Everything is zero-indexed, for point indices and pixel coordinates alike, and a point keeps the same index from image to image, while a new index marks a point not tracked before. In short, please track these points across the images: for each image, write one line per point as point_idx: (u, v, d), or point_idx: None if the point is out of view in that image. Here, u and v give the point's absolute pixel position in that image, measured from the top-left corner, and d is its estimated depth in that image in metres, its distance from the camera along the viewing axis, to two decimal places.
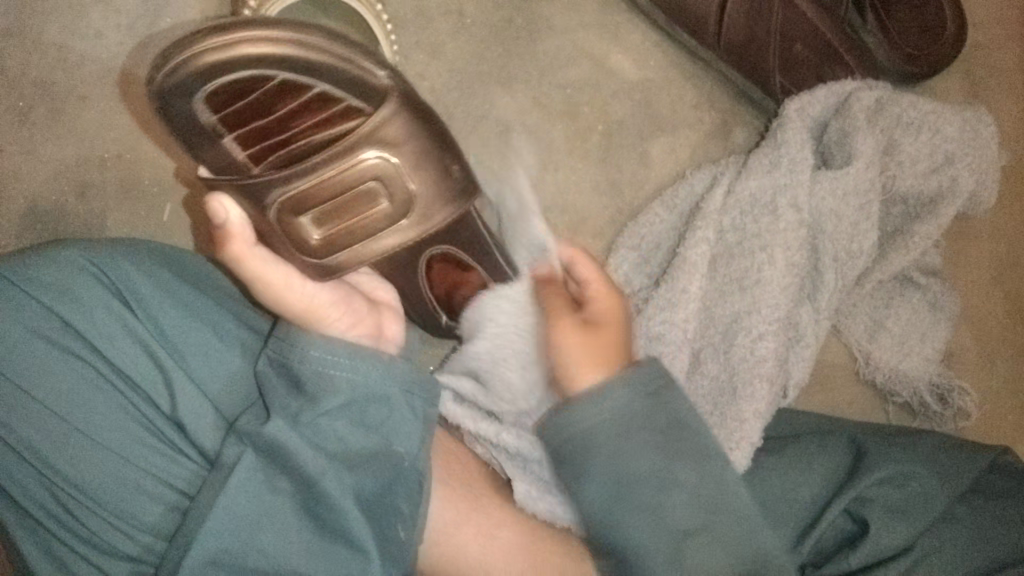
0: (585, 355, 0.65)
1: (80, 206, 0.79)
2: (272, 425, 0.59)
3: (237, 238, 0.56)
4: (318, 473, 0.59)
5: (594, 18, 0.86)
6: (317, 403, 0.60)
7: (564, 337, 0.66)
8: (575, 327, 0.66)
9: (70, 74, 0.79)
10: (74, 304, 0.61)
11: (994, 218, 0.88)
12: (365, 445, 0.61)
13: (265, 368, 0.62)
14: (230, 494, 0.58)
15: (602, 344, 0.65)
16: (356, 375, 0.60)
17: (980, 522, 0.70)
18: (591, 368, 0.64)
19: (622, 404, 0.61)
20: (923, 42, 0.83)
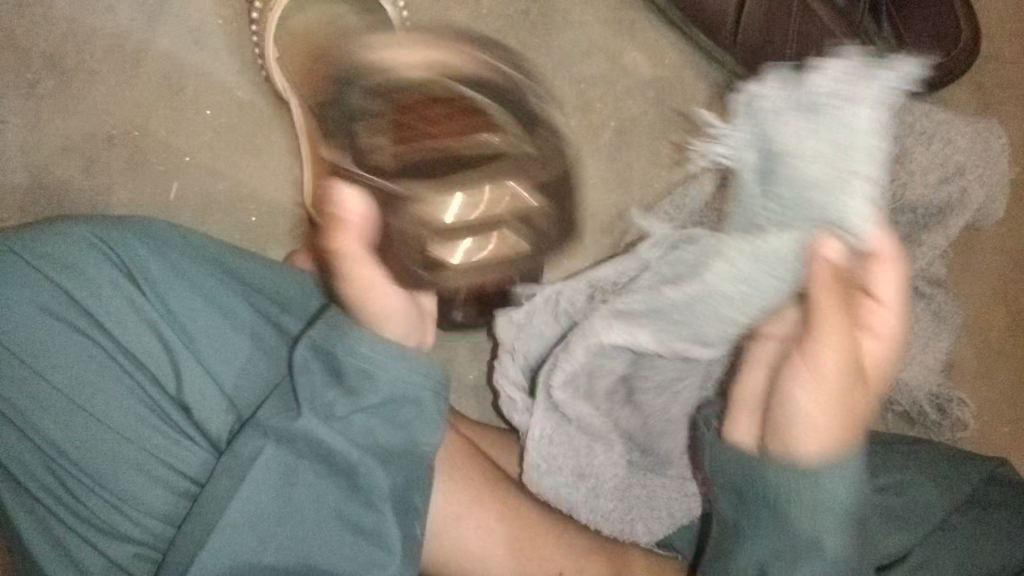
0: (834, 416, 0.54)
1: (86, 180, 0.78)
2: (304, 419, 0.56)
3: (349, 233, 0.57)
4: (345, 469, 0.57)
5: (611, 13, 0.86)
6: (355, 398, 0.57)
7: (835, 373, 0.53)
8: (848, 372, 0.54)
9: (80, 48, 0.78)
10: (84, 283, 0.61)
11: (1001, 229, 0.88)
12: (393, 442, 0.58)
13: (304, 354, 0.58)
14: (248, 486, 0.55)
15: (858, 410, 0.55)
16: (398, 374, 0.57)
17: (979, 530, 0.69)
18: (830, 441, 0.54)
19: (853, 488, 0.54)
20: (936, 49, 0.83)
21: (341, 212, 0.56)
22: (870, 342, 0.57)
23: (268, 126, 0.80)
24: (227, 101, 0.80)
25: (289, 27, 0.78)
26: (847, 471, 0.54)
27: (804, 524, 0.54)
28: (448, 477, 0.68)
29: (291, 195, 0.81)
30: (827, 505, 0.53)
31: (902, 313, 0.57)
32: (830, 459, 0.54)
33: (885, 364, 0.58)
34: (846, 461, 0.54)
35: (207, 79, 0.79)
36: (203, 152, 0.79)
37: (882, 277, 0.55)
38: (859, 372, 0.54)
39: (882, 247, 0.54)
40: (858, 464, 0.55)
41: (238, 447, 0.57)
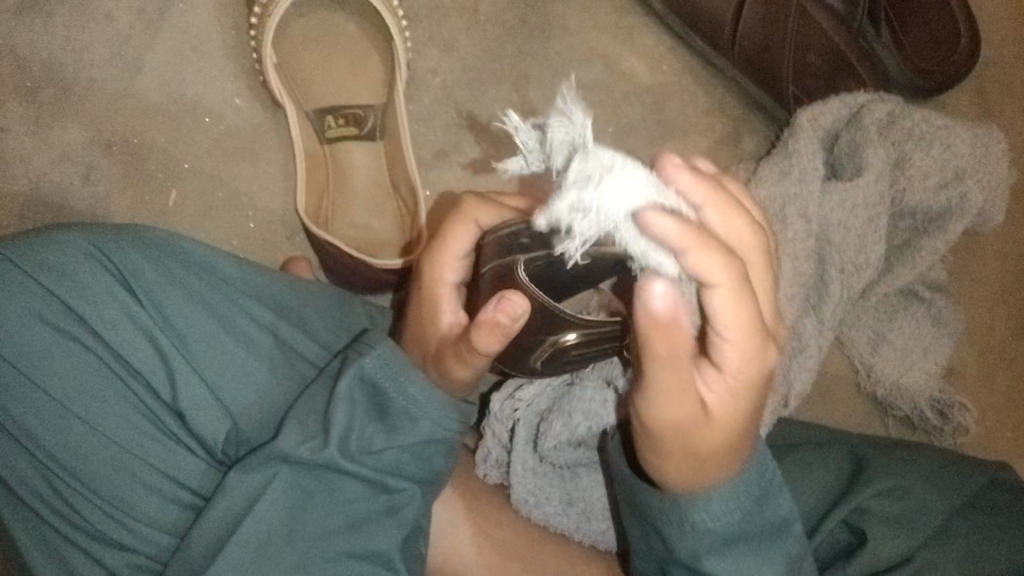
0: (686, 461, 0.50)
1: (85, 188, 0.78)
2: (333, 449, 0.54)
3: (502, 335, 0.51)
4: (361, 500, 0.55)
5: (609, 20, 0.86)
6: (393, 433, 0.56)
7: (663, 421, 0.49)
8: (675, 415, 0.48)
9: (79, 57, 0.79)
10: (79, 290, 0.60)
11: (998, 234, 0.89)
12: (415, 474, 0.57)
13: (349, 384, 0.55)
14: (260, 509, 0.53)
15: (718, 444, 0.49)
16: (438, 417, 0.56)
17: (978, 536, 0.69)
18: (686, 476, 0.51)
19: (729, 515, 0.51)
20: (936, 54, 0.82)
21: (499, 324, 0.51)
22: (708, 387, 0.48)
23: (266, 133, 0.81)
24: (227, 109, 0.80)
25: (288, 36, 0.78)
26: (722, 496, 0.51)
27: (679, 549, 0.52)
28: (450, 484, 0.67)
29: (289, 202, 0.81)
30: (704, 527, 0.51)
31: (749, 336, 0.45)
32: (687, 488, 0.51)
33: (754, 393, 0.48)
34: (713, 490, 0.51)
35: (206, 87, 0.80)
36: (202, 159, 0.79)
37: (713, 300, 0.44)
38: (690, 415, 0.48)
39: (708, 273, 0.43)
40: (731, 488, 0.51)
41: (253, 467, 0.54)
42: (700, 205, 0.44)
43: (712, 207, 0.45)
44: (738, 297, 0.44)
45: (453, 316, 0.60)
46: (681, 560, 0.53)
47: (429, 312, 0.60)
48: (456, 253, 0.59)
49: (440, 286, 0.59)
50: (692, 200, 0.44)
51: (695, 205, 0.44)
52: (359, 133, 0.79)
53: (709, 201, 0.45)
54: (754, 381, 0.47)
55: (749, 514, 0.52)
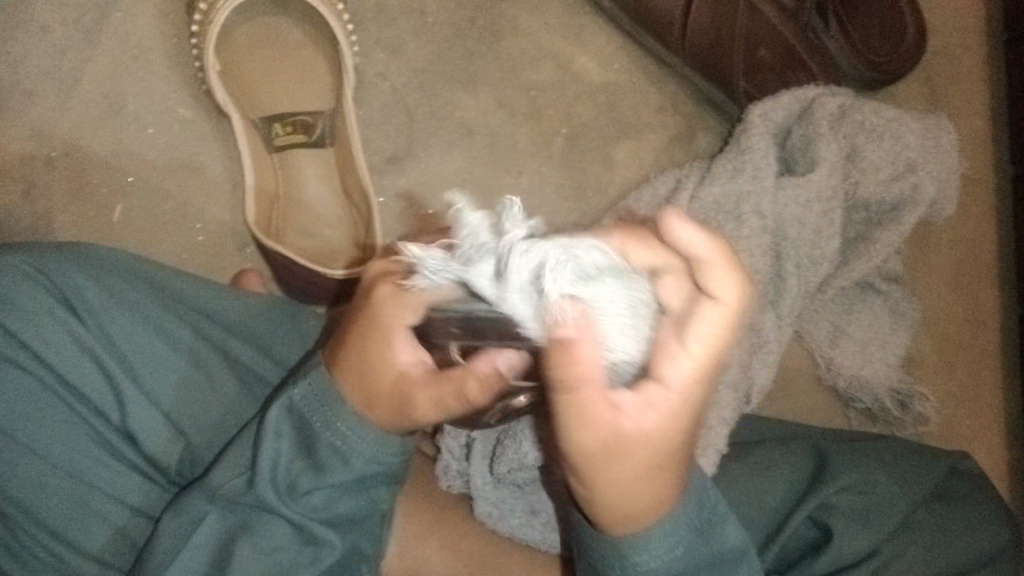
0: (626, 492, 0.44)
1: (25, 206, 0.75)
2: (261, 486, 0.52)
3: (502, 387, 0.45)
4: (293, 541, 0.53)
5: (559, 20, 0.86)
6: (323, 469, 0.52)
7: (579, 450, 0.42)
8: (595, 445, 0.41)
9: (15, 71, 0.76)
10: (19, 312, 0.58)
11: (951, 224, 0.89)
12: (352, 508, 0.54)
13: (277, 416, 0.52)
14: (189, 553, 0.52)
15: (653, 471, 0.43)
16: (372, 453, 0.52)
17: (940, 527, 0.69)
18: (630, 519, 0.46)
19: (670, 553, 0.47)
20: (883, 48, 0.83)
21: (495, 377, 0.45)
22: (637, 412, 0.40)
23: (211, 143, 0.78)
24: (170, 120, 0.78)
25: (232, 42, 0.77)
26: (664, 531, 0.46)
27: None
28: (411, 498, 0.66)
29: (236, 213, 0.78)
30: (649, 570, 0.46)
31: (705, 364, 0.40)
32: (633, 529, 0.46)
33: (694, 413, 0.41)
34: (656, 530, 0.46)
35: (148, 98, 0.78)
36: (146, 172, 0.77)
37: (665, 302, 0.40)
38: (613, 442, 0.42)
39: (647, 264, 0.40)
40: (674, 521, 0.46)
41: (180, 507, 0.53)
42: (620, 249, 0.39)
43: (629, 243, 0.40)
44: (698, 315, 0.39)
45: (412, 354, 0.49)
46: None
47: (378, 353, 0.50)
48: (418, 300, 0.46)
49: (394, 323, 0.48)
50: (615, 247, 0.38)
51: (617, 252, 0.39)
52: (309, 140, 0.78)
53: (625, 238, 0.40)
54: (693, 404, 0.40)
55: (695, 552, 0.48)
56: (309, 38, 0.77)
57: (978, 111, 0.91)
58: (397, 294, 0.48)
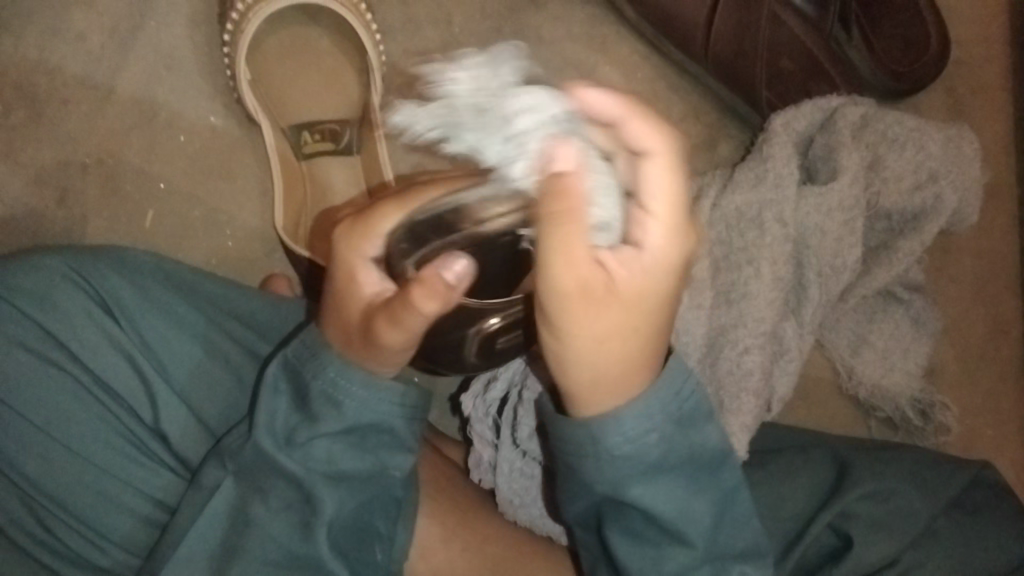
0: (598, 355, 0.47)
1: (60, 211, 0.77)
2: (258, 438, 0.54)
3: (441, 295, 0.46)
4: (301, 502, 0.54)
5: (584, 30, 0.87)
6: (314, 422, 0.53)
7: (555, 296, 0.44)
8: (573, 289, 0.43)
9: (51, 78, 0.78)
10: (58, 314, 0.60)
11: (975, 234, 0.89)
12: (358, 467, 0.55)
13: (274, 372, 0.55)
14: (205, 520, 0.54)
15: (626, 330, 0.46)
16: (365, 403, 0.53)
17: (962, 537, 0.70)
18: (601, 396, 0.49)
19: (645, 437, 0.50)
20: (907, 58, 0.84)
21: (438, 284, 0.46)
22: (612, 260, 0.44)
23: (241, 151, 0.80)
24: (201, 127, 0.80)
25: (263, 52, 0.78)
26: (636, 412, 0.49)
27: (598, 481, 0.51)
28: (434, 498, 0.67)
29: (265, 219, 0.80)
30: (625, 457, 0.50)
31: (673, 225, 0.44)
32: (597, 405, 0.49)
33: (669, 272, 0.45)
34: (626, 407, 0.49)
35: (180, 106, 0.79)
36: (178, 178, 0.79)
37: (648, 170, 0.43)
38: (593, 290, 0.44)
39: (640, 140, 0.42)
40: (646, 402, 0.49)
41: (200, 480, 0.56)
42: (619, 117, 0.42)
43: (637, 119, 0.42)
44: (673, 177, 0.43)
45: (377, 285, 0.51)
46: (604, 494, 0.51)
47: (346, 286, 0.51)
48: (380, 230, 0.50)
49: (356, 259, 0.51)
50: (610, 109, 0.42)
51: (616, 116, 0.42)
52: (336, 148, 0.79)
53: (634, 113, 0.42)
54: (669, 261, 0.45)
55: (671, 439, 0.51)
56: (338, 47, 0.79)
57: (1001, 122, 0.91)
58: (358, 228, 0.51)
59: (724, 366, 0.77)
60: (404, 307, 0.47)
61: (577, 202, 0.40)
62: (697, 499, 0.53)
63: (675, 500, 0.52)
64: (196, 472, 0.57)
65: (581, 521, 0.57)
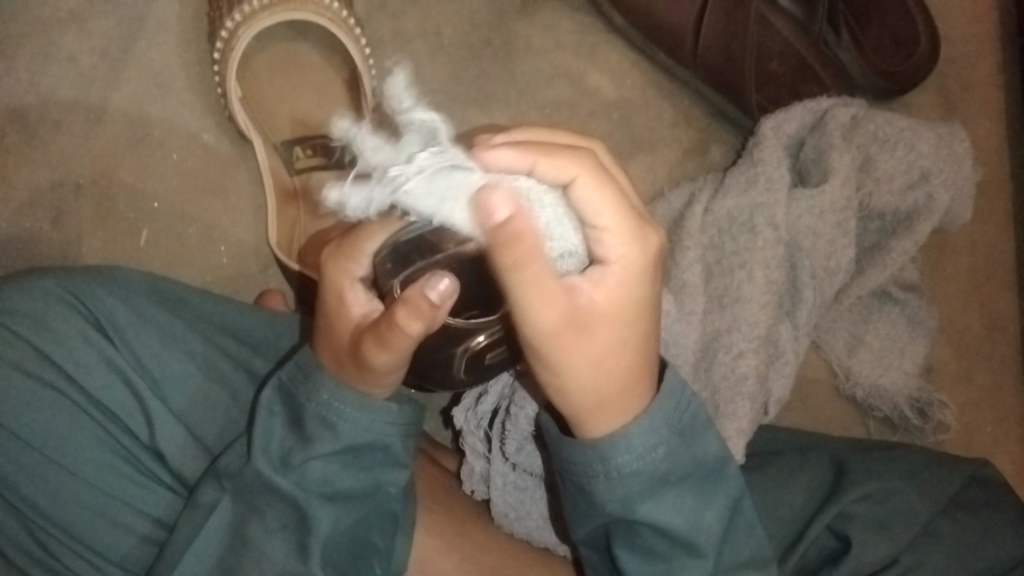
0: (596, 378, 0.49)
1: (55, 232, 0.78)
2: (255, 464, 0.54)
3: (428, 319, 0.47)
4: (295, 521, 0.54)
5: (573, 39, 0.87)
6: (309, 444, 0.54)
7: (541, 335, 0.46)
8: (556, 321, 0.45)
9: (43, 100, 0.79)
10: (53, 335, 0.60)
11: (969, 232, 0.89)
12: (354, 486, 0.55)
13: (270, 395, 0.55)
14: (201, 542, 0.54)
15: (619, 347, 0.48)
16: (360, 422, 0.54)
17: (961, 535, 0.70)
18: (611, 414, 0.50)
19: (652, 452, 0.50)
20: (897, 58, 0.84)
21: (422, 304, 0.46)
22: (586, 285, 0.47)
23: (235, 168, 0.80)
24: (194, 145, 0.80)
25: (253, 68, 0.79)
26: (642, 429, 0.50)
27: (610, 501, 0.51)
28: (431, 510, 0.67)
29: (259, 235, 0.80)
30: (631, 472, 0.50)
31: (629, 230, 0.46)
32: (609, 426, 0.51)
33: (639, 278, 0.47)
34: (632, 427, 0.50)
35: (172, 124, 0.80)
36: (171, 197, 0.79)
37: (579, 195, 0.45)
38: (572, 319, 0.46)
39: (560, 173, 0.44)
40: (650, 418, 0.50)
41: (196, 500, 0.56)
42: (530, 164, 0.44)
43: (545, 160, 0.44)
44: (605, 189, 0.45)
45: (366, 307, 0.52)
46: (616, 514, 0.52)
47: (335, 307, 0.52)
48: (367, 250, 0.51)
49: (344, 279, 0.52)
50: (517, 164, 0.44)
51: (525, 165, 0.44)
52: (327, 162, 0.77)
53: (541, 155, 0.44)
54: (638, 266, 0.47)
55: (677, 452, 0.52)
56: (327, 61, 0.79)
57: (993, 119, 0.91)
58: (345, 249, 0.52)
59: (718, 370, 0.77)
60: (392, 332, 0.48)
61: (533, 238, 0.42)
62: (709, 509, 0.54)
63: (684, 513, 0.52)
64: (193, 491, 0.57)
65: (589, 544, 0.58)
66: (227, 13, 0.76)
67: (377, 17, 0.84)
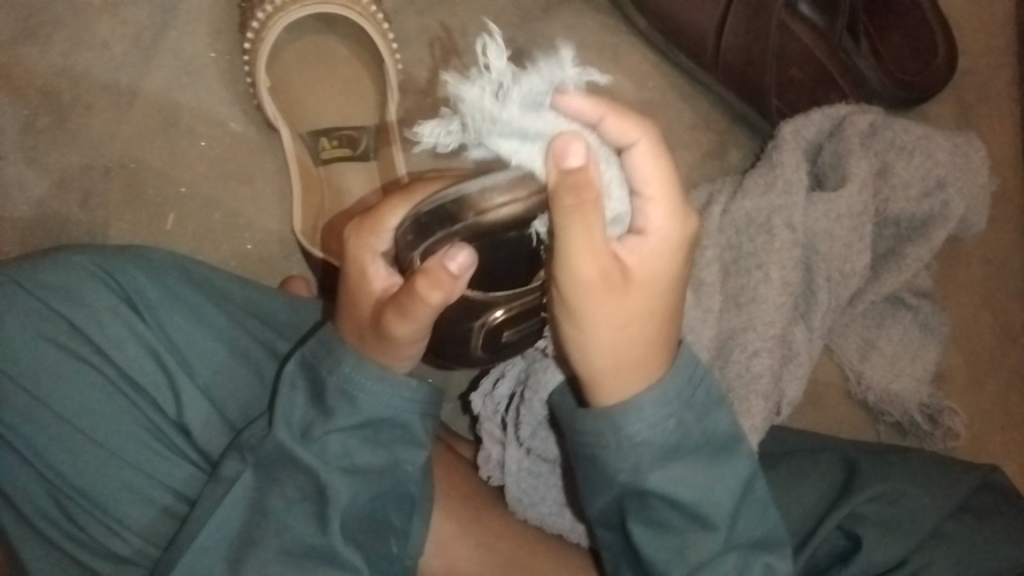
0: (621, 338, 0.50)
1: (83, 214, 0.79)
2: (279, 437, 0.55)
3: (448, 289, 0.48)
4: (315, 494, 0.55)
5: (596, 40, 0.89)
6: (329, 418, 0.54)
7: (579, 284, 0.46)
8: (596, 277, 0.46)
9: (75, 85, 0.80)
10: (84, 309, 0.62)
11: (982, 241, 0.90)
12: (374, 463, 0.56)
13: (292, 369, 0.56)
14: (223, 511, 0.55)
15: (648, 314, 0.50)
16: (381, 398, 0.55)
17: (971, 538, 0.70)
18: (628, 377, 0.51)
19: (662, 423, 0.51)
20: (914, 66, 0.85)
21: (442, 275, 0.47)
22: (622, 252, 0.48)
23: (261, 156, 0.82)
24: (222, 133, 0.81)
25: (282, 59, 0.80)
26: (654, 398, 0.51)
27: (621, 472, 0.52)
28: (447, 497, 0.68)
29: (284, 223, 0.81)
30: (642, 441, 0.51)
31: (671, 206, 0.47)
32: (622, 390, 0.52)
33: (674, 253, 0.49)
34: (645, 394, 0.51)
35: (201, 112, 0.81)
36: (198, 183, 0.81)
37: (636, 158, 0.46)
38: (612, 277, 0.47)
39: (622, 133, 0.45)
40: (665, 387, 0.51)
41: (220, 475, 0.57)
42: (601, 116, 0.44)
43: (614, 117, 0.44)
44: (659, 159, 0.46)
45: (387, 279, 0.53)
46: (628, 485, 0.53)
47: (357, 283, 0.54)
48: (387, 225, 0.51)
49: (366, 254, 0.53)
50: (590, 112, 0.44)
51: (594, 115, 0.44)
52: (354, 154, 0.81)
53: (611, 112, 0.44)
54: (675, 240, 0.48)
55: (687, 425, 0.52)
56: (354, 54, 0.80)
57: (1008, 131, 0.92)
58: (367, 225, 0.53)
59: (732, 368, 0.78)
60: (411, 303, 0.49)
61: (594, 188, 0.42)
62: (721, 486, 0.54)
63: (694, 487, 0.53)
64: (217, 465, 0.59)
65: (608, 522, 0.58)
66: (259, 4, 0.77)
67: (404, 14, 0.86)
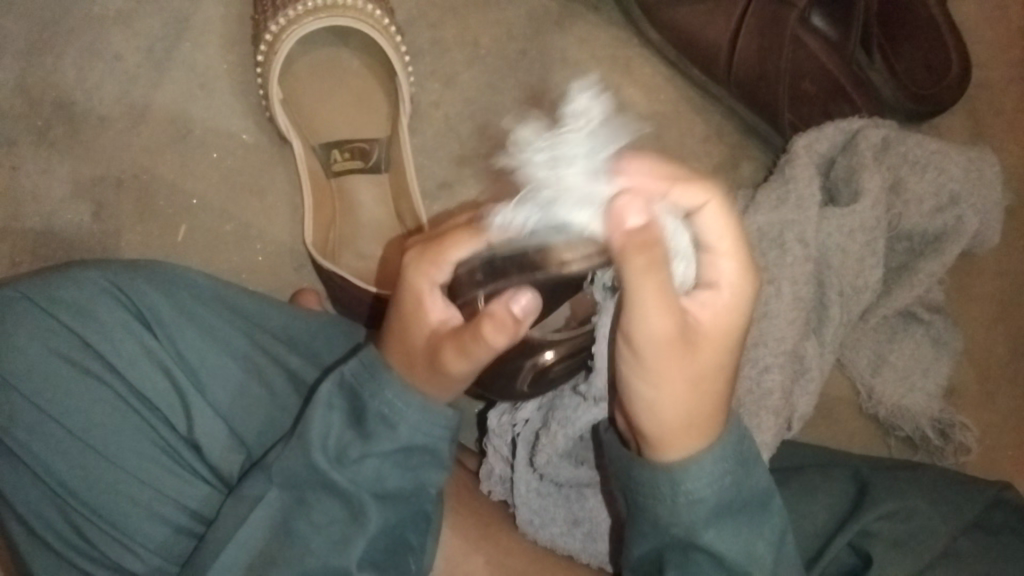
0: (685, 396, 0.50)
1: (94, 225, 0.79)
2: (314, 457, 0.55)
3: (511, 332, 0.48)
4: (345, 517, 0.56)
5: (607, 52, 0.88)
6: (368, 441, 0.55)
7: (652, 344, 0.47)
8: (665, 337, 0.47)
9: (88, 97, 0.80)
10: (96, 325, 0.62)
11: (995, 255, 0.90)
12: (403, 487, 0.56)
13: (329, 390, 0.56)
14: (246, 531, 0.56)
15: (720, 370, 0.51)
16: (420, 425, 0.55)
17: (981, 557, 0.69)
18: (685, 437, 0.51)
19: (720, 479, 0.51)
20: (926, 80, 0.84)
21: (506, 318, 0.48)
22: (692, 307, 0.50)
23: (273, 169, 0.82)
24: (234, 144, 0.81)
25: (295, 71, 0.80)
26: (714, 457, 0.51)
27: (675, 525, 0.51)
28: (457, 513, 0.68)
29: (295, 237, 0.82)
30: (700, 497, 0.51)
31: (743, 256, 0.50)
32: (679, 450, 0.51)
33: (742, 306, 0.50)
34: (706, 452, 0.51)
35: (213, 123, 0.81)
36: (210, 195, 0.81)
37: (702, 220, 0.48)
38: (680, 334, 0.47)
39: (690, 200, 0.47)
40: (719, 449, 0.51)
41: (245, 495, 0.57)
42: (664, 189, 0.46)
43: (677, 186, 0.46)
44: (724, 217, 0.48)
45: (443, 313, 0.53)
46: (679, 537, 0.52)
47: (411, 310, 0.53)
48: (449, 258, 0.50)
49: (424, 284, 0.52)
50: (654, 184, 0.45)
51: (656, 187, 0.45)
52: (365, 166, 0.81)
53: (675, 183, 0.46)
54: (744, 295, 0.50)
55: (738, 483, 0.52)
56: (367, 67, 0.81)
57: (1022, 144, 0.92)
58: (425, 255, 0.52)
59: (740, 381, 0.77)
60: (474, 343, 0.50)
61: (660, 250, 0.41)
62: (763, 539, 0.53)
63: (736, 541, 0.52)
64: (239, 483, 0.59)
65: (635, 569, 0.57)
66: (272, 16, 0.77)
67: (417, 27, 0.86)
